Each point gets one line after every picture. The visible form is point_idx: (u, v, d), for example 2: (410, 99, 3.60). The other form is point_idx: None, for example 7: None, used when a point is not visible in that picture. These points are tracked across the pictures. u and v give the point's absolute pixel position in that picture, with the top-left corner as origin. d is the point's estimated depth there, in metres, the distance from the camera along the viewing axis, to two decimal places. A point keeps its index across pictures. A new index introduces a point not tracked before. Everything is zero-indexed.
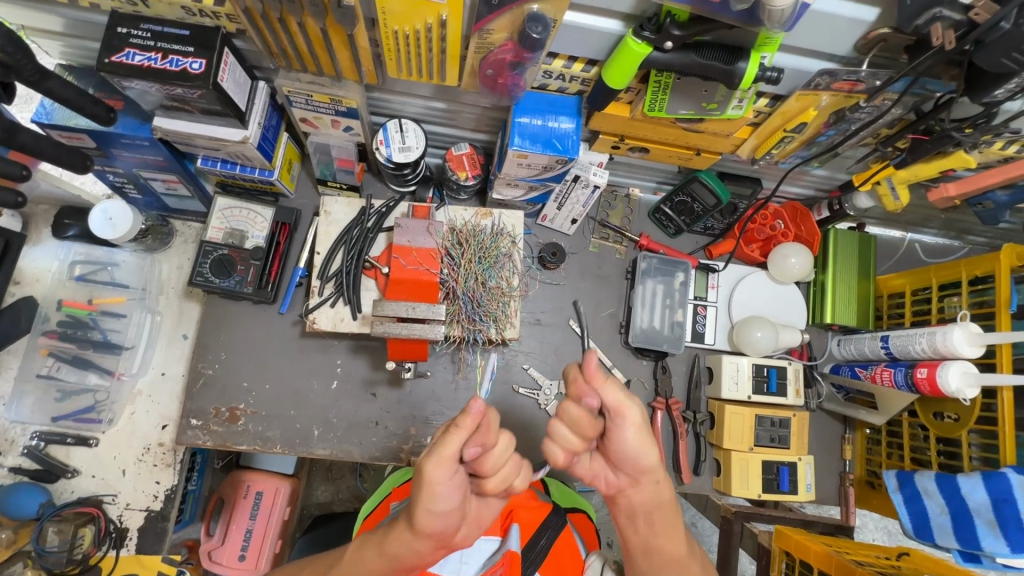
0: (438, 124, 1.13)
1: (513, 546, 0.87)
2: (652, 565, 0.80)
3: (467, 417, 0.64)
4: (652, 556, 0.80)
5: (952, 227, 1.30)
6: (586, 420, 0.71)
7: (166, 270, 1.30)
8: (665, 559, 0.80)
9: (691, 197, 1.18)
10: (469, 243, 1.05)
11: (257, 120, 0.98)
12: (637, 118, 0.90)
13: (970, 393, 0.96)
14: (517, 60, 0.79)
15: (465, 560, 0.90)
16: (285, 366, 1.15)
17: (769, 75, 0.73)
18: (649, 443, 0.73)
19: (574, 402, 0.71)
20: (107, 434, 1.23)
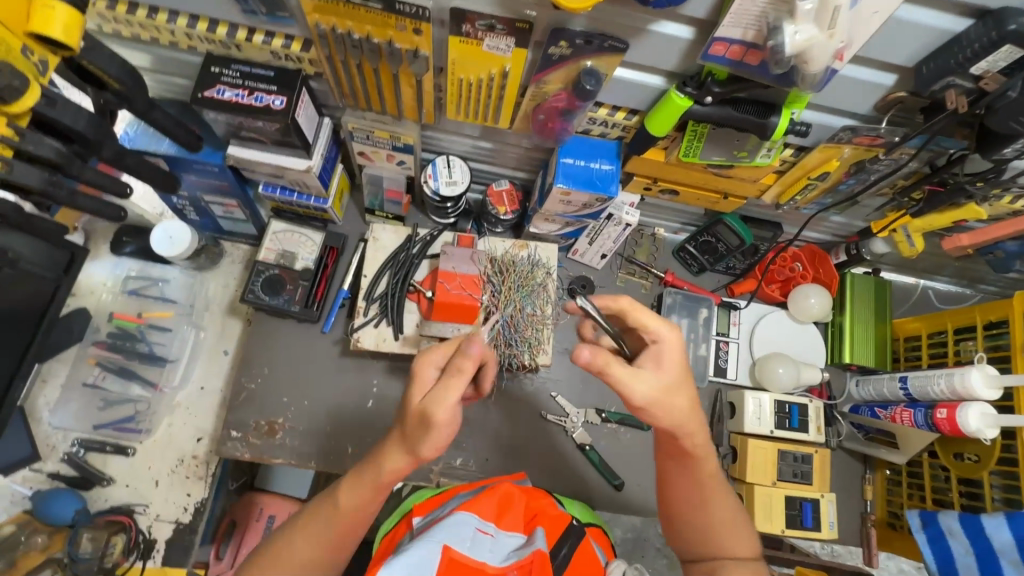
0: (482, 162, 1.22)
1: (542, 543, 0.85)
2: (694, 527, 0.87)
3: (467, 359, 0.73)
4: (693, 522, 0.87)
5: (964, 275, 1.36)
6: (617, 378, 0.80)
7: (213, 287, 1.37)
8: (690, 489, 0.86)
9: (715, 237, 1.26)
10: (509, 272, 1.11)
11: (321, 151, 1.07)
12: (671, 162, 0.98)
13: (990, 433, 0.99)
14: (569, 108, 0.88)
15: (493, 550, 0.86)
16: (324, 383, 1.20)
17: (798, 128, 0.81)
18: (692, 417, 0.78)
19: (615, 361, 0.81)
20: (144, 444, 1.27)
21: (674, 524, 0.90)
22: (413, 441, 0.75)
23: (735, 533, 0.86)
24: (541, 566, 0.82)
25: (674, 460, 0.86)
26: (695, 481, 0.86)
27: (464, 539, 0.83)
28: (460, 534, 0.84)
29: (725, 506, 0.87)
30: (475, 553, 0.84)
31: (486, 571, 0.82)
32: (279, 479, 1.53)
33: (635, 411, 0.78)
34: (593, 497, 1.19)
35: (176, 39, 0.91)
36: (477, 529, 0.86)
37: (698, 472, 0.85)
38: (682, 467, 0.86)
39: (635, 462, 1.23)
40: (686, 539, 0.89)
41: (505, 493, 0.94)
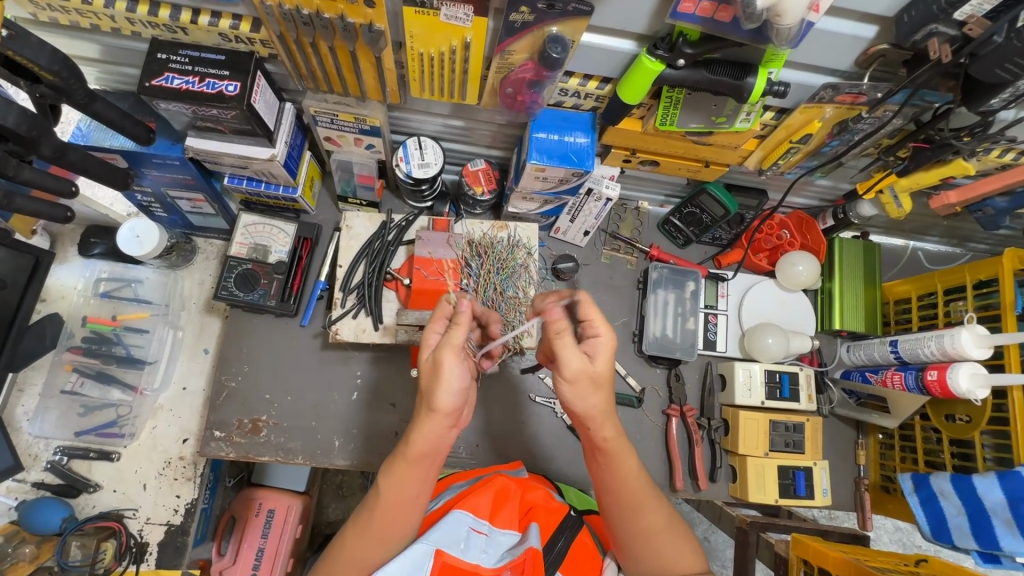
0: (456, 141, 1.18)
1: (536, 541, 0.82)
2: (634, 536, 0.82)
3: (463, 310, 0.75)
4: (635, 533, 0.82)
5: (953, 235, 1.34)
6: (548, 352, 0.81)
7: (188, 286, 1.33)
8: (624, 490, 0.82)
9: (700, 208, 1.22)
10: (487, 254, 1.07)
11: (284, 138, 1.02)
12: (649, 132, 0.94)
13: (980, 393, 0.98)
14: (537, 79, 0.83)
15: (486, 550, 0.84)
16: (306, 377, 1.17)
17: (776, 88, 0.77)
18: (607, 419, 0.79)
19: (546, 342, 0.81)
20: (128, 448, 1.25)
21: (618, 539, 0.84)
22: (427, 393, 0.74)
23: (678, 536, 0.83)
24: (533, 565, 0.80)
25: (599, 461, 0.83)
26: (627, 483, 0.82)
27: (456, 542, 0.82)
28: (452, 536, 0.82)
29: (659, 513, 0.82)
30: (468, 554, 0.82)
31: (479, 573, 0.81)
32: (276, 473, 1.50)
33: (562, 386, 0.78)
34: (585, 478, 1.18)
35: (118, 25, 0.85)
36: (471, 528, 0.84)
37: (622, 473, 0.82)
38: (605, 471, 0.82)
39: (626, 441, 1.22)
40: (631, 553, 0.83)
41: (501, 487, 0.91)
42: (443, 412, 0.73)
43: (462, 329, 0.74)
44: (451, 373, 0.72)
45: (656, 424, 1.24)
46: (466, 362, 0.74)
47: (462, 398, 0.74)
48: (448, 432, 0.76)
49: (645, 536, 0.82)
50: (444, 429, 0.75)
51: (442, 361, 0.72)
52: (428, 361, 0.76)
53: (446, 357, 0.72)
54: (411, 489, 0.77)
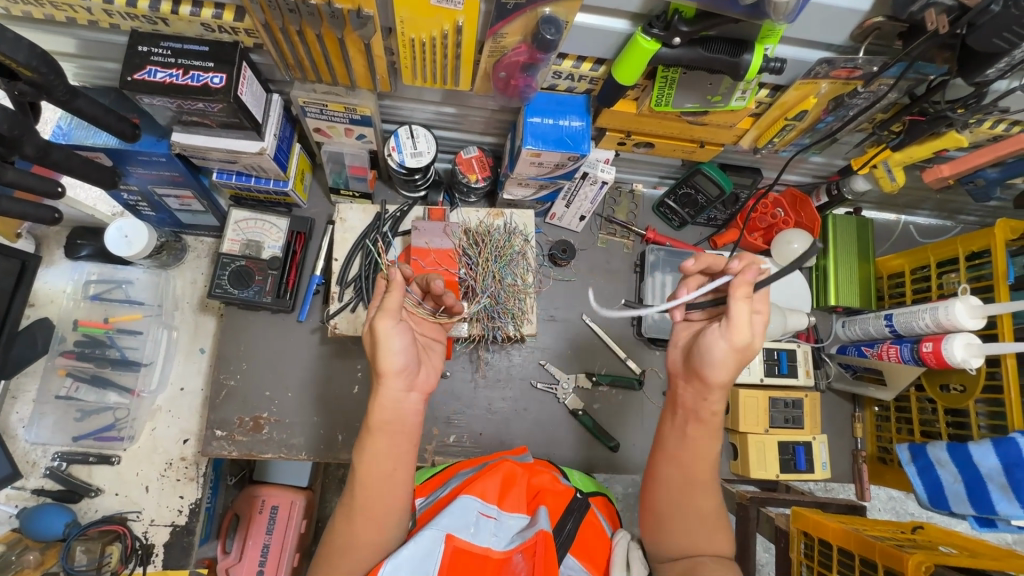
0: (448, 129, 1.16)
1: (546, 522, 0.78)
2: (680, 516, 0.84)
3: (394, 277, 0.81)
4: (682, 510, 0.85)
5: (945, 208, 1.35)
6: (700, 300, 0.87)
7: (180, 285, 1.31)
8: (691, 469, 0.87)
9: (695, 189, 1.22)
10: (484, 242, 1.08)
11: (273, 131, 1.00)
12: (644, 113, 0.94)
13: (976, 362, 1.00)
14: (531, 61, 0.82)
15: (497, 534, 0.81)
16: (305, 373, 1.16)
17: (773, 65, 0.76)
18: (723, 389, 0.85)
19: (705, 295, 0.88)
20: (128, 451, 1.24)
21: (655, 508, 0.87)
22: (373, 359, 0.79)
23: (709, 534, 0.84)
24: (546, 546, 0.74)
25: (677, 434, 0.89)
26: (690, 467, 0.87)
27: (466, 526, 0.78)
28: (461, 520, 0.78)
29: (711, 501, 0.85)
30: (478, 538, 0.78)
31: (490, 556, 0.78)
32: (278, 470, 1.49)
33: (711, 335, 0.83)
34: (588, 461, 1.19)
35: (95, 18, 0.83)
36: (480, 513, 0.81)
37: (685, 457, 0.87)
38: (672, 443, 0.89)
39: (628, 424, 1.23)
40: (670, 525, 0.84)
41: (508, 471, 0.89)
42: (393, 372, 0.79)
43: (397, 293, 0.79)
44: (390, 335, 0.78)
45: (658, 405, 1.25)
46: (403, 322, 0.79)
47: (408, 353, 0.79)
48: (407, 395, 0.82)
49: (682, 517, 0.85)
50: (400, 393, 0.81)
51: (380, 326, 0.78)
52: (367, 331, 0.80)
53: (382, 321, 0.78)
54: (388, 460, 0.80)
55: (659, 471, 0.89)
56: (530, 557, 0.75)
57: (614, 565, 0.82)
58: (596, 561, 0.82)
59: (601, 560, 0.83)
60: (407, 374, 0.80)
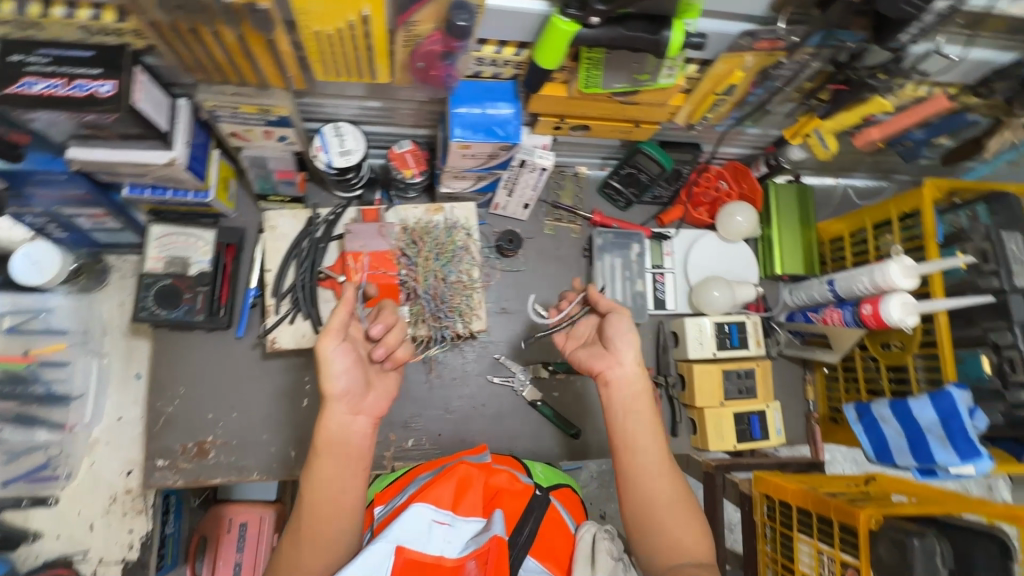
0: (377, 124, 1.10)
1: (501, 529, 0.77)
2: (653, 512, 0.84)
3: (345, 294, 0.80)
4: (649, 506, 0.85)
5: (880, 169, 1.38)
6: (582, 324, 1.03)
7: (107, 309, 1.23)
8: (652, 461, 0.87)
9: (637, 168, 1.21)
10: (423, 240, 1.04)
11: (184, 139, 0.93)
12: (574, 96, 0.91)
13: (911, 321, 1.03)
14: (447, 50, 0.78)
15: (451, 540, 0.79)
16: (250, 391, 1.11)
17: (694, 41, 0.75)
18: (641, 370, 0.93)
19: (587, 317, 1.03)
20: (67, 490, 1.17)
21: (632, 511, 0.86)
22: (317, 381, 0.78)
23: (689, 528, 0.83)
24: (500, 553, 0.73)
25: (634, 428, 0.89)
26: (654, 461, 0.87)
27: (418, 535, 0.77)
28: (414, 530, 0.77)
29: (676, 486, 0.86)
30: (431, 547, 0.77)
31: (443, 565, 0.76)
32: (245, 486, 1.45)
33: (613, 327, 0.94)
34: (550, 450, 1.19)
35: None
36: (433, 520, 0.79)
37: (648, 452, 0.87)
38: (631, 437, 0.88)
39: (588, 409, 1.23)
40: (645, 528, 0.84)
41: (464, 475, 0.87)
42: (336, 395, 0.77)
43: (340, 313, 0.78)
44: (332, 357, 0.77)
45: None
46: (347, 343, 0.78)
47: (351, 376, 0.78)
48: (353, 418, 0.79)
49: (660, 516, 0.84)
50: (346, 416, 0.78)
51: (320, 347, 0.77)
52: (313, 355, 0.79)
53: (323, 342, 0.76)
54: (334, 485, 0.77)
55: (624, 474, 0.87)
56: (484, 564, 0.74)
57: (575, 560, 0.81)
58: (557, 558, 0.82)
59: (562, 556, 0.82)
60: (350, 398, 0.79)
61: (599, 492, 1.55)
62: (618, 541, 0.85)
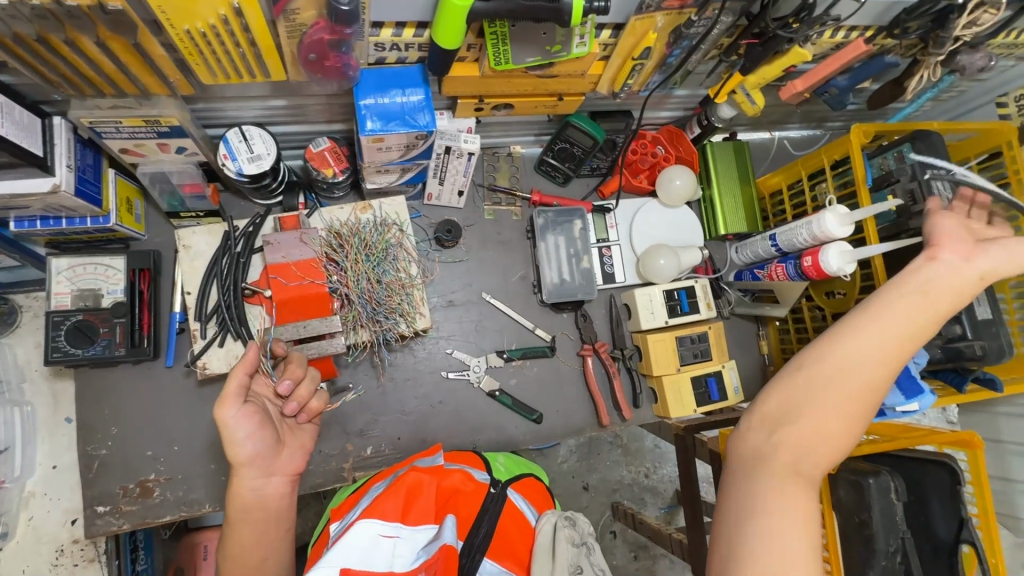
0: (288, 123, 1.03)
1: (451, 537, 0.73)
2: (779, 454, 0.76)
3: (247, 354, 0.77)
4: (776, 448, 0.76)
5: (812, 118, 1.38)
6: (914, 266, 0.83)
7: (22, 353, 1.14)
8: (859, 383, 0.76)
9: (569, 143, 1.18)
10: (350, 242, 0.99)
11: (66, 162, 0.85)
12: (487, 75, 0.86)
13: (848, 269, 1.04)
14: (337, 37, 0.72)
15: (399, 553, 0.76)
16: (190, 422, 1.04)
17: (596, 5, 0.69)
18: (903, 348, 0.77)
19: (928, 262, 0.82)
20: (6, 550, 1.09)
21: (831, 364, 0.77)
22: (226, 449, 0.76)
23: (827, 457, 0.76)
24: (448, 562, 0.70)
25: (858, 361, 0.77)
26: (883, 357, 0.76)
27: (362, 553, 0.73)
28: (356, 550, 0.72)
29: (829, 439, 0.76)
30: (378, 563, 0.73)
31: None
32: None
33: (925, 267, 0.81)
34: (515, 438, 1.18)
35: None
36: (379, 535, 0.75)
37: (910, 334, 0.77)
38: (903, 322, 0.78)
39: (548, 392, 1.21)
40: (818, 438, 0.76)
41: (413, 482, 0.83)
42: (247, 462, 0.76)
43: (237, 375, 0.76)
44: (233, 424, 0.74)
45: (573, 367, 1.24)
46: (249, 405, 0.76)
47: (258, 441, 0.76)
48: (268, 480, 0.78)
49: (853, 395, 0.76)
50: (260, 480, 0.77)
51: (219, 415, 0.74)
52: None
53: (220, 409, 0.74)
54: (255, 551, 0.77)
55: (827, 356, 0.78)
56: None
57: (536, 556, 0.80)
58: (515, 554, 0.81)
59: (522, 551, 0.82)
60: (264, 461, 0.77)
61: (574, 469, 1.56)
62: (579, 526, 0.83)
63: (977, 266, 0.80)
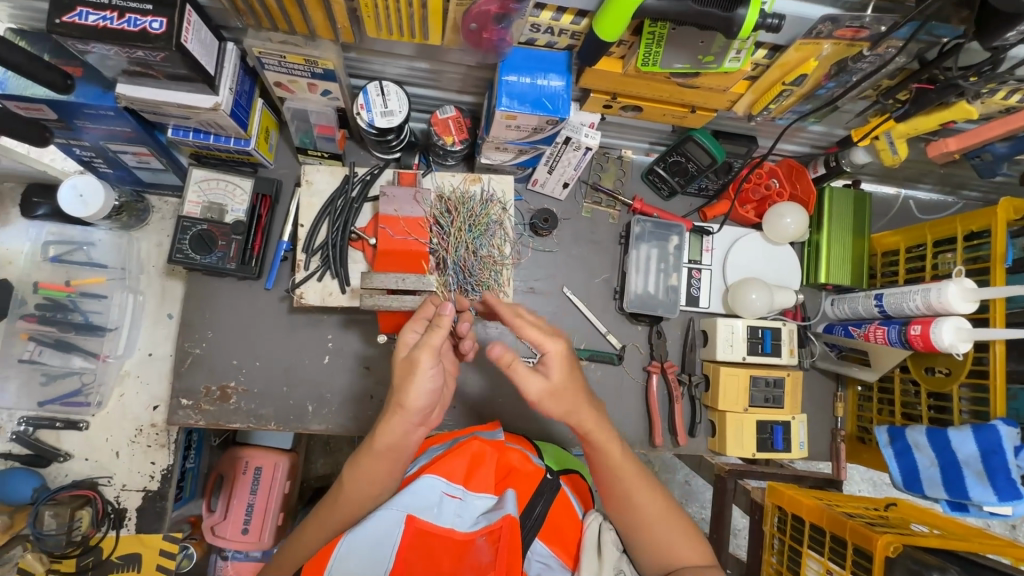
0: (422, 86, 1.07)
1: (513, 509, 0.80)
2: (633, 531, 0.88)
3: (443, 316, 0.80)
4: (635, 529, 0.88)
5: (947, 183, 1.29)
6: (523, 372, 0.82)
7: (145, 248, 1.26)
8: (619, 466, 0.88)
9: (685, 157, 1.16)
10: (458, 210, 1.02)
11: (228, 85, 0.92)
12: (630, 73, 0.86)
13: (963, 347, 0.97)
14: (503, 12, 0.74)
15: (461, 514, 0.84)
16: (275, 343, 1.13)
17: (770, 22, 0.68)
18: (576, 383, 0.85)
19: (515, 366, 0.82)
20: (97, 416, 1.21)
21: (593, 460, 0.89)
22: (401, 391, 0.80)
23: (680, 529, 0.88)
24: (511, 531, 0.77)
25: (606, 465, 0.88)
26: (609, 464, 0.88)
27: (429, 507, 0.82)
28: (425, 500, 0.82)
29: (654, 504, 0.88)
30: (441, 518, 0.82)
31: (455, 536, 0.81)
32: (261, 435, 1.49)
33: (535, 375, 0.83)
34: (564, 436, 1.18)
35: None
36: (444, 493, 0.84)
37: (614, 460, 0.88)
38: (595, 452, 0.89)
39: (607, 398, 1.20)
40: (644, 513, 0.88)
41: (477, 450, 0.90)
42: (414, 408, 0.80)
43: (441, 332, 0.79)
44: (427, 374, 0.78)
45: (636, 381, 1.22)
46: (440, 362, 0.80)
47: (433, 394, 0.80)
48: (417, 429, 0.83)
49: (663, 522, 0.88)
50: (411, 426, 0.81)
51: (419, 361, 0.78)
52: (404, 358, 0.81)
53: (424, 357, 0.78)
54: (365, 486, 0.85)
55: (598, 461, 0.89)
56: (494, 540, 0.78)
57: (583, 548, 0.86)
58: (564, 542, 0.88)
59: (571, 542, 0.88)
60: (424, 413, 0.81)
61: None
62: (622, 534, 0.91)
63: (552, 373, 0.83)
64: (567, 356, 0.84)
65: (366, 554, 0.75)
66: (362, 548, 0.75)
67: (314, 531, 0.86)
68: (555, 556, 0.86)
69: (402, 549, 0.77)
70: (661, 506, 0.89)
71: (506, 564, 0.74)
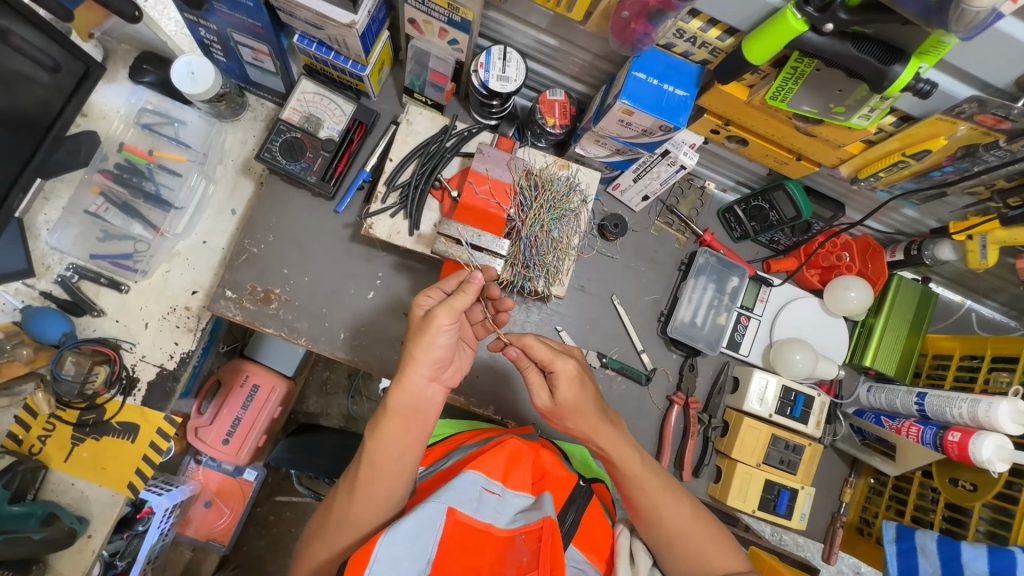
0: (540, 62, 1.09)
1: (552, 511, 0.82)
2: (667, 547, 0.91)
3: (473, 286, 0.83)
4: (670, 543, 0.91)
5: (1016, 306, 1.27)
6: (534, 375, 0.91)
7: (230, 141, 1.29)
8: (643, 480, 0.92)
9: (769, 204, 1.16)
10: (544, 189, 1.03)
11: (368, 8, 0.95)
12: (754, 103, 0.87)
13: (999, 466, 0.95)
14: (661, 7, 0.75)
15: (500, 510, 0.85)
16: (327, 264, 1.15)
17: (921, 86, 0.69)
18: (585, 390, 0.90)
19: (526, 369, 0.91)
20: (138, 284, 1.24)
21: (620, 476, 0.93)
22: (412, 343, 0.82)
23: (714, 544, 0.92)
24: (552, 533, 0.78)
25: (633, 477, 0.92)
26: (634, 476, 0.92)
27: (470, 501, 0.82)
28: (467, 494, 0.82)
29: (684, 522, 0.91)
30: (481, 513, 0.82)
31: (493, 533, 0.81)
32: (268, 351, 1.53)
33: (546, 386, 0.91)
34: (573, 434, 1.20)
35: None
36: (485, 488, 0.84)
37: (635, 471, 0.92)
38: (621, 467, 0.92)
39: (625, 414, 1.19)
40: (673, 530, 0.91)
41: (514, 449, 0.92)
42: (425, 360, 0.82)
43: (468, 297, 0.82)
44: (441, 332, 0.81)
45: (657, 407, 1.21)
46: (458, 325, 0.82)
47: (449, 350, 0.83)
48: (429, 385, 0.84)
49: (692, 537, 0.91)
50: (422, 380, 0.83)
51: (436, 318, 0.81)
52: (420, 316, 0.84)
53: (441, 315, 0.80)
54: (394, 448, 0.84)
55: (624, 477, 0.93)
56: (534, 540, 0.79)
57: (617, 554, 0.89)
58: (598, 548, 0.89)
59: (603, 548, 0.90)
60: (437, 366, 0.83)
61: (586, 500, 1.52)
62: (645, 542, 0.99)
63: (557, 390, 0.89)
64: (576, 374, 0.89)
65: (408, 543, 0.75)
66: (406, 538, 0.74)
67: (355, 511, 0.85)
68: (590, 561, 0.87)
69: (442, 539, 0.78)
70: (691, 521, 0.92)
71: (547, 564, 0.75)
